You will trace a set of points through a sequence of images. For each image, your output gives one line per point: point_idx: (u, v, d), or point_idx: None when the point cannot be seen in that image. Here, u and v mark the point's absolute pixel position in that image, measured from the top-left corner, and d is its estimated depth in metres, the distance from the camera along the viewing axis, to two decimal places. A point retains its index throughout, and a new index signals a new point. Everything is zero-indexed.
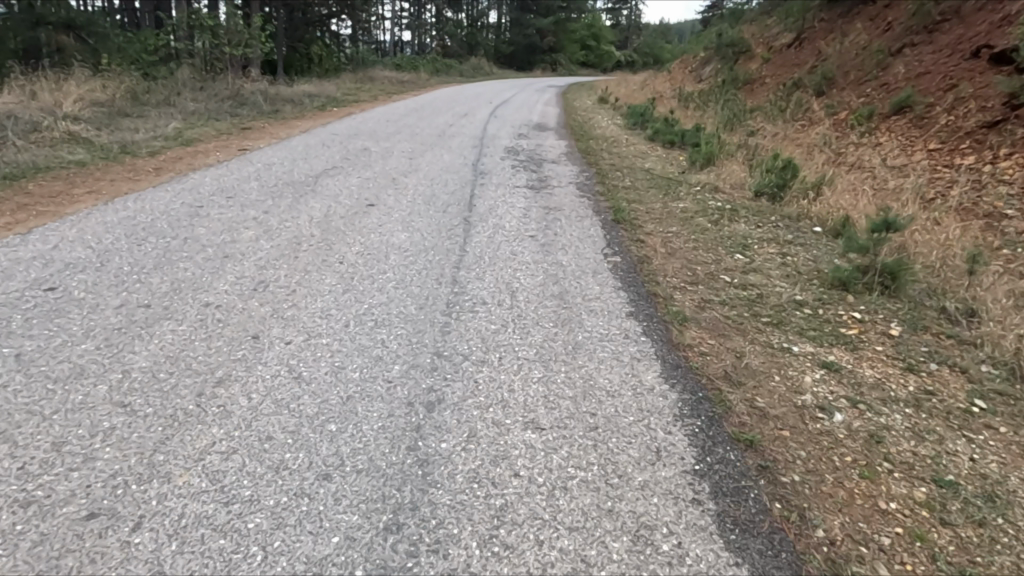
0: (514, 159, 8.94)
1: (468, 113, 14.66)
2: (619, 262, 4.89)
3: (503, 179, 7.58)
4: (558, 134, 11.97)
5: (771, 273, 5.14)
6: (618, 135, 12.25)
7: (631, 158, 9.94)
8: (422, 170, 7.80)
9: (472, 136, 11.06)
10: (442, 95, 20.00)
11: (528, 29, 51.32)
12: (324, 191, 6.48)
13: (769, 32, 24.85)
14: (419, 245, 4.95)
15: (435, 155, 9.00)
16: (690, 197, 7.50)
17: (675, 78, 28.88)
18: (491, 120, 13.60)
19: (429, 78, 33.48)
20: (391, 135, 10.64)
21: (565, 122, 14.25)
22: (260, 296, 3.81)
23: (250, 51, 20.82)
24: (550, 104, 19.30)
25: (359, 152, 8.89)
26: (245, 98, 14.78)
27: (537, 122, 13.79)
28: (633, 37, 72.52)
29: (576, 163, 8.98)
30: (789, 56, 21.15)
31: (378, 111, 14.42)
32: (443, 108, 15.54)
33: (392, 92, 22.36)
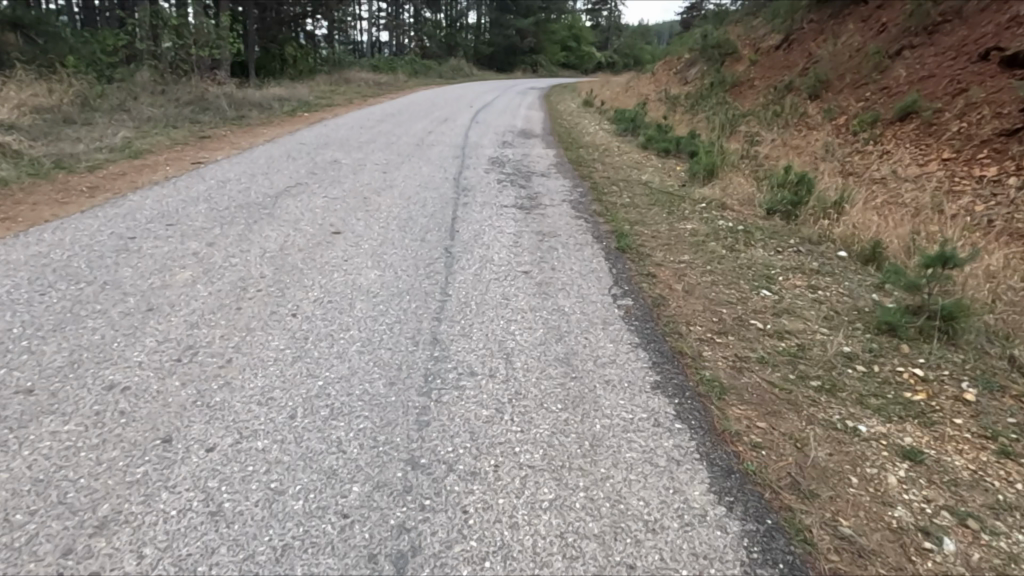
0: (500, 173, 8.13)
1: (447, 119, 13.81)
2: (632, 306, 4.10)
3: (488, 197, 6.77)
4: (545, 142, 11.18)
5: (807, 317, 4.39)
6: (609, 143, 11.50)
7: (624, 169, 9.19)
8: (397, 187, 6.96)
9: (453, 145, 10.24)
10: (421, 99, 19.16)
11: (508, 30, 50.59)
12: (283, 215, 5.62)
13: (755, 33, 24.29)
14: (390, 286, 4.13)
15: (412, 168, 8.17)
16: (697, 217, 6.75)
17: (660, 80, 28.23)
18: (473, 126, 12.76)
19: (408, 80, 32.57)
20: (365, 144, 9.77)
21: (550, 128, 13.47)
22: (184, 372, 2.96)
23: (217, 52, 19.82)
24: (534, 108, 18.53)
25: (329, 165, 8.04)
26: (208, 103, 13.78)
27: (521, 128, 12.98)
28: (613, 38, 72.05)
29: (567, 176, 8.19)
30: (778, 58, 20.59)
31: (352, 116, 13.53)
32: (421, 113, 14.66)
33: (368, 95, 21.43)
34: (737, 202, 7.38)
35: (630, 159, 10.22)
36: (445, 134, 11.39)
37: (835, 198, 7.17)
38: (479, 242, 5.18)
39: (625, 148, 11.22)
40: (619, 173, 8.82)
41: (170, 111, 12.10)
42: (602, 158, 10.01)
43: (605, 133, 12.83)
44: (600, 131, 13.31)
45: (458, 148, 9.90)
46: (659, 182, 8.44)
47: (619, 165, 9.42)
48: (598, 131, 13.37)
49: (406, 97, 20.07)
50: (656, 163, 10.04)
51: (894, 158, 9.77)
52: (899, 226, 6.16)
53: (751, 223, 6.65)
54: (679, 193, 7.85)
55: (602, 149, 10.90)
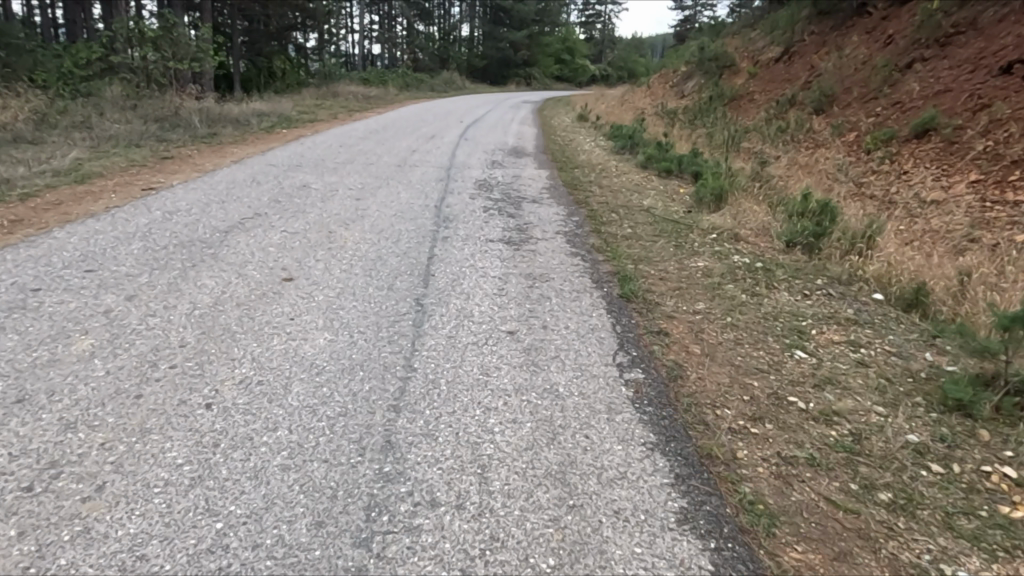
0: (487, 198, 7.36)
1: (435, 136, 13.03)
2: (643, 381, 3.30)
3: (472, 229, 5.99)
4: (538, 161, 10.42)
5: (856, 389, 3.58)
6: (607, 162, 10.76)
7: (624, 192, 8.43)
8: (369, 218, 6.17)
9: (438, 165, 9.47)
10: (410, 113, 18.45)
11: (502, 43, 50.15)
12: (230, 256, 4.82)
13: (754, 46, 23.69)
14: (343, 357, 3.32)
15: (390, 193, 7.39)
16: (708, 251, 5.98)
17: (656, 94, 27.61)
18: (460, 144, 12.00)
19: (399, 94, 31.92)
20: (341, 165, 8.99)
21: (544, 145, 12.73)
22: (30, 512, 2.12)
23: (197, 65, 19.07)
24: (526, 123, 17.83)
25: (298, 190, 7.26)
26: (179, 120, 12.96)
27: (512, 146, 12.23)
28: (607, 50, 71.71)
29: (561, 201, 7.42)
30: (779, 71, 20.00)
31: (333, 133, 12.76)
32: (407, 130, 13.91)
33: (354, 109, 20.67)
34: (750, 233, 6.62)
35: (630, 180, 9.46)
36: (430, 153, 10.64)
37: (860, 228, 6.43)
38: (458, 290, 4.38)
39: (623, 167, 10.47)
40: (617, 197, 8.05)
41: (136, 128, 11.29)
42: (600, 179, 9.25)
43: (602, 151, 12.10)
44: (595, 148, 12.58)
45: (442, 170, 9.12)
46: (662, 209, 7.68)
47: (617, 188, 8.67)
48: (594, 148, 12.65)
49: (394, 111, 19.30)
50: (657, 184, 9.30)
51: (914, 179, 9.05)
52: (939, 263, 5.41)
53: (770, 258, 5.89)
54: (685, 222, 7.08)
55: (599, 168, 10.14)
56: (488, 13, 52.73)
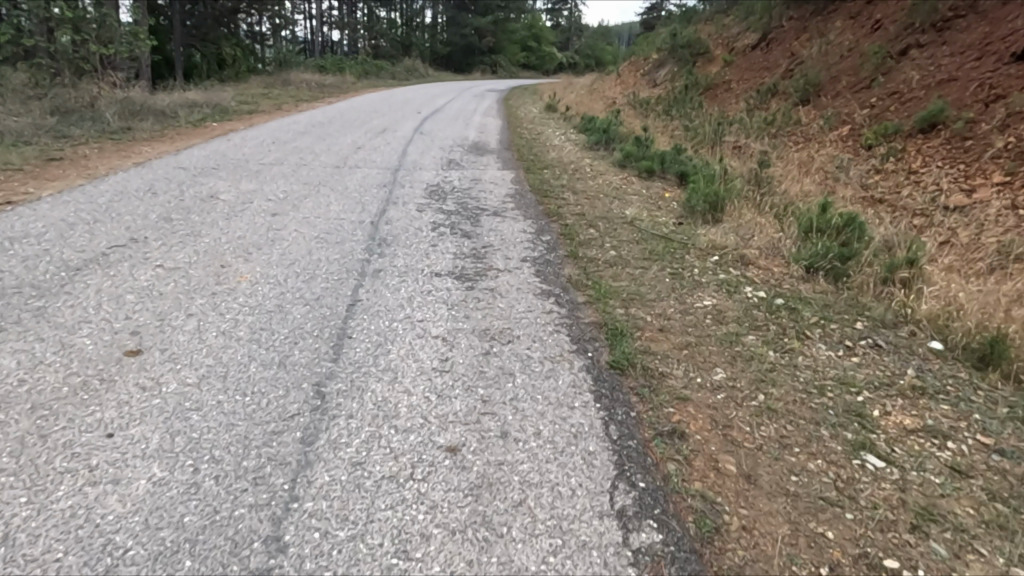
0: (438, 210, 6.04)
1: (386, 130, 11.60)
2: (662, 554, 2.04)
3: (414, 257, 4.68)
4: (502, 160, 9.11)
5: (972, 531, 2.38)
6: (580, 160, 9.50)
7: (602, 198, 7.18)
8: (283, 243, 4.79)
9: (384, 166, 8.10)
10: (364, 103, 16.96)
11: (466, 29, 48.49)
12: (66, 310, 3.45)
13: (729, 33, 22.61)
14: (170, 524, 2.00)
15: (320, 205, 6.02)
16: (714, 283, 4.75)
17: (627, 83, 26.41)
18: (414, 140, 10.62)
19: (356, 82, 30.22)
20: (267, 168, 7.58)
21: (509, 140, 11.41)
22: None
23: (125, 50, 17.25)
24: (490, 114, 16.48)
25: (203, 203, 5.85)
26: (90, 112, 11.29)
27: (474, 141, 10.91)
28: (574, 37, 70.27)
29: (528, 214, 6.15)
30: (757, 58, 18.95)
31: (271, 126, 11.26)
32: (356, 123, 12.46)
33: (303, 99, 19.05)
34: (758, 254, 5.42)
35: (607, 182, 8.20)
36: (378, 150, 9.26)
37: (892, 249, 5.27)
38: (380, 366, 3.05)
39: (599, 166, 9.21)
40: (594, 206, 6.78)
41: (30, 122, 9.64)
42: (573, 181, 7.98)
43: (574, 147, 10.83)
44: (567, 144, 11.31)
45: (389, 171, 7.76)
46: (648, 221, 6.44)
47: (593, 193, 7.41)
48: (565, 143, 11.39)
49: (346, 101, 17.74)
50: (638, 188, 8.06)
51: (927, 181, 7.98)
52: (1006, 300, 4.27)
53: (791, 293, 4.68)
54: (678, 239, 5.85)
55: (571, 168, 8.86)
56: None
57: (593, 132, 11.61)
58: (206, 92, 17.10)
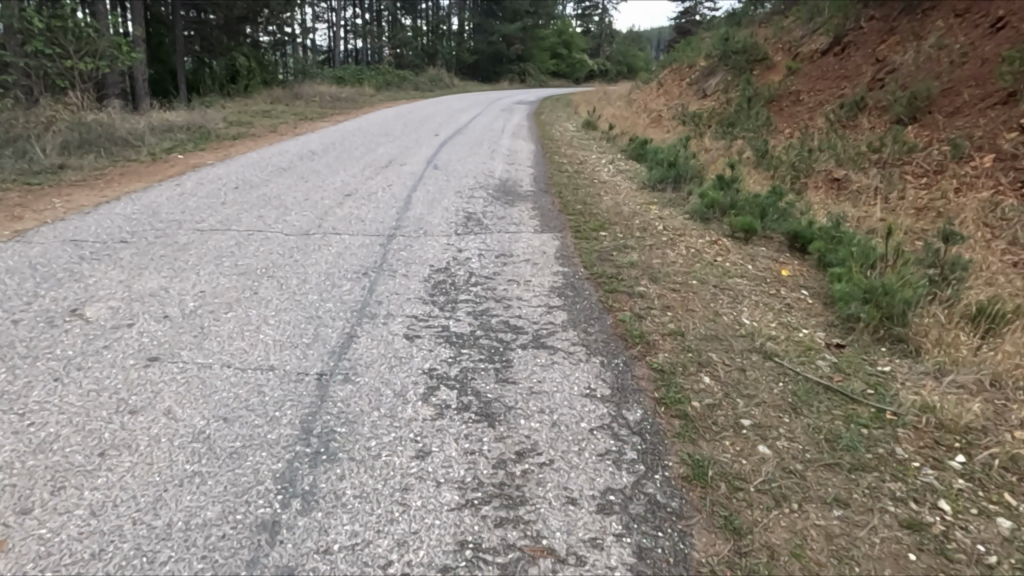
0: (442, 336, 3.63)
1: (391, 164, 9.24)
2: None
3: (377, 509, 2.24)
4: (539, 211, 6.71)
5: None
6: (648, 211, 7.01)
7: (699, 290, 4.69)
8: (117, 467, 2.39)
9: (374, 231, 5.71)
10: (375, 123, 14.73)
11: (493, 36, 46.37)
12: None
13: (792, 38, 19.88)
14: None
15: (245, 329, 3.62)
16: (1017, 569, 2.22)
17: (671, 94, 23.79)
18: (425, 179, 8.25)
19: (375, 94, 28.10)
20: (205, 239, 5.25)
21: (548, 175, 8.99)
22: None
23: (106, 65, 15.15)
24: (520, 134, 14.10)
25: (47, 327, 3.48)
26: (25, 143, 9.10)
27: (503, 179, 8.51)
28: (605, 43, 67.57)
29: (591, 338, 3.71)
30: (833, 67, 16.31)
31: (249, 160, 9.04)
32: (356, 153, 10.14)
33: (308, 116, 16.78)
34: None
35: (696, 252, 5.71)
36: (374, 200, 6.90)
37: None
38: None
39: (677, 221, 6.71)
40: (695, 311, 4.28)
41: None
42: (648, 253, 5.50)
43: (633, 186, 8.36)
44: (623, 181, 8.83)
45: (378, 241, 5.42)
46: (790, 346, 3.94)
47: (684, 278, 4.92)
48: (620, 180, 8.94)
49: (354, 120, 15.47)
50: (742, 263, 5.55)
51: None
52: None
53: None
54: (861, 397, 3.35)
55: (639, 226, 6.38)
56: (479, 4, 48.74)
57: (655, 163, 9.13)
58: (195, 111, 14.89)
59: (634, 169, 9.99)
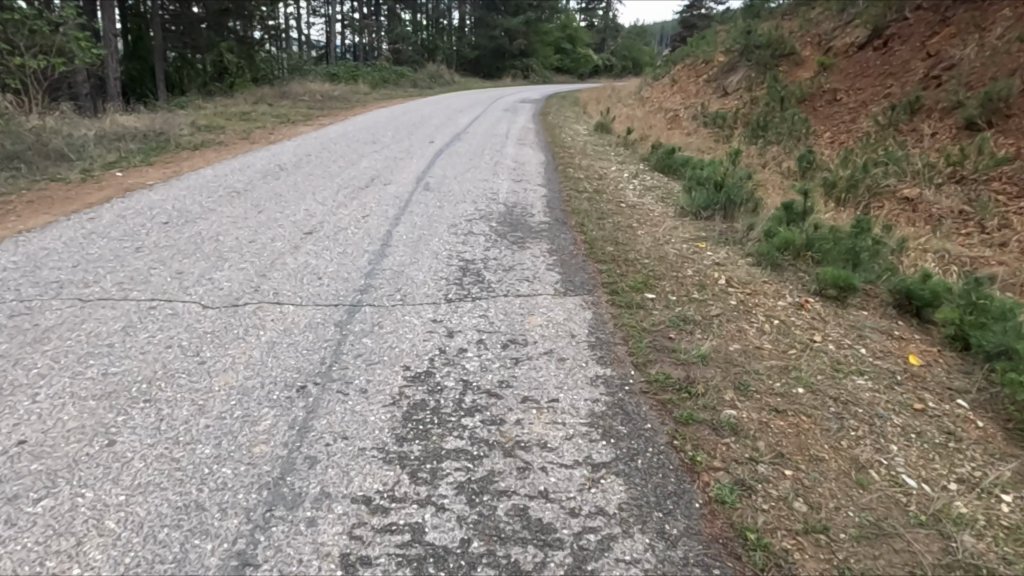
0: (410, 562, 2.01)
1: (371, 183, 7.63)
2: None
3: None
4: (559, 257, 5.10)
5: None
6: (701, 255, 5.40)
7: (816, 414, 3.08)
8: None
9: (333, 299, 4.08)
10: (361, 128, 13.07)
11: (495, 30, 44.60)
12: None
13: (822, 31, 18.15)
14: None
15: (51, 554, 1.98)
16: None
17: (687, 92, 22.13)
18: (410, 205, 6.63)
19: (369, 93, 26.34)
20: (81, 320, 3.61)
21: (564, 197, 7.36)
22: None
23: (59, 64, 13.40)
24: (527, 139, 12.45)
25: None
26: None
27: (509, 204, 6.87)
28: (610, 38, 65.59)
29: (678, 554, 2.09)
30: (876, 64, 14.67)
31: (198, 180, 7.41)
32: (333, 168, 8.52)
33: (291, 119, 15.08)
34: None
35: (785, 327, 4.10)
36: (342, 242, 5.27)
37: None
38: None
39: (744, 270, 5.10)
40: (829, 467, 2.67)
41: None
42: (722, 332, 3.88)
43: (671, 215, 6.75)
44: (657, 206, 7.23)
45: (335, 318, 3.81)
46: (1014, 543, 2.33)
47: (786, 386, 3.31)
48: (654, 204, 7.32)
49: (339, 124, 13.80)
50: (852, 346, 3.95)
51: None
52: None
53: None
54: None
55: (696, 280, 4.75)
56: None
57: (693, 181, 7.52)
58: (160, 115, 13.18)
59: (666, 189, 8.38)
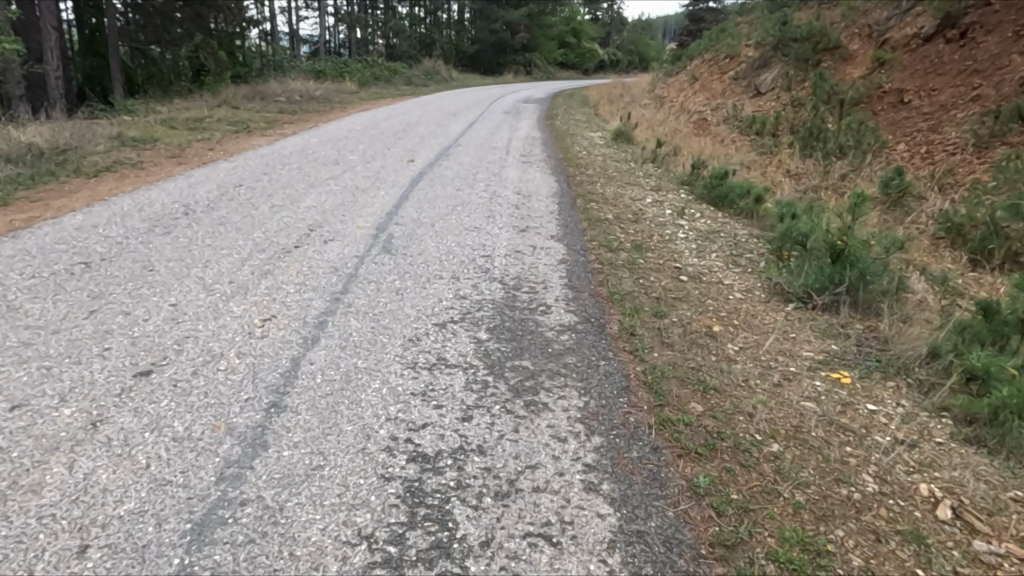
0: None
1: (305, 240, 5.15)
2: None
3: None
4: (605, 437, 2.66)
5: None
6: (867, 421, 2.92)
7: None
8: None
9: None
10: (326, 140, 10.55)
11: (495, 24, 41.81)
12: None
13: (874, 21, 15.60)
14: None
15: None
16: None
17: (712, 90, 19.58)
18: (351, 290, 4.15)
19: (357, 93, 23.73)
20: None
21: (594, 264, 4.88)
22: None
23: None
24: (532, 155, 9.96)
25: None
26: None
27: (511, 283, 4.38)
28: (615, 33, 62.72)
29: None
30: (954, 59, 12.15)
31: (42, 238, 4.92)
32: (262, 210, 6.03)
33: (248, 128, 12.55)
34: None
35: None
36: (191, 405, 2.79)
37: None
38: None
39: (971, 467, 2.63)
40: None
41: None
42: None
43: (770, 307, 4.28)
44: (738, 283, 4.76)
45: None
46: None
47: None
48: (733, 279, 4.85)
49: (301, 135, 11.29)
50: None
51: None
52: None
53: None
54: None
55: (904, 523, 2.26)
56: None
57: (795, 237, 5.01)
58: (77, 125, 10.57)
59: (736, 245, 5.90)
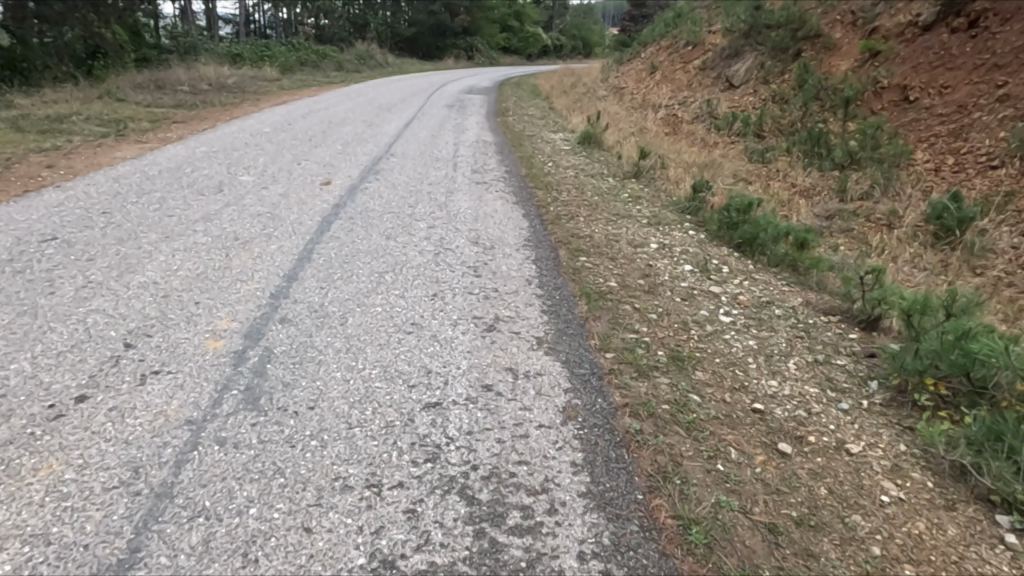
0: None
1: (105, 378, 2.86)
2: None
3: None
4: None
5: None
6: None
7: None
8: None
9: None
10: (216, 150, 8.07)
11: (434, 5, 38.95)
12: None
13: (859, 6, 13.97)
14: None
15: None
16: None
17: (677, 81, 17.75)
18: (143, 560, 1.93)
19: (278, 81, 20.87)
20: None
21: (624, 417, 2.78)
22: None
23: None
24: (486, 171, 7.78)
25: None
26: None
27: (484, 501, 2.24)
28: (558, 17, 60.50)
29: None
30: (966, 50, 10.54)
31: None
32: (60, 296, 3.68)
33: (121, 130, 9.87)
34: None
35: None
36: None
37: None
38: None
39: None
40: None
41: None
42: None
43: (971, 533, 2.30)
44: (875, 454, 2.75)
45: None
46: None
47: None
48: (860, 442, 2.84)
49: (186, 142, 8.76)
50: None
51: None
52: None
53: None
54: None
55: None
56: None
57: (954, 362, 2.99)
58: None
59: (813, 340, 3.92)
